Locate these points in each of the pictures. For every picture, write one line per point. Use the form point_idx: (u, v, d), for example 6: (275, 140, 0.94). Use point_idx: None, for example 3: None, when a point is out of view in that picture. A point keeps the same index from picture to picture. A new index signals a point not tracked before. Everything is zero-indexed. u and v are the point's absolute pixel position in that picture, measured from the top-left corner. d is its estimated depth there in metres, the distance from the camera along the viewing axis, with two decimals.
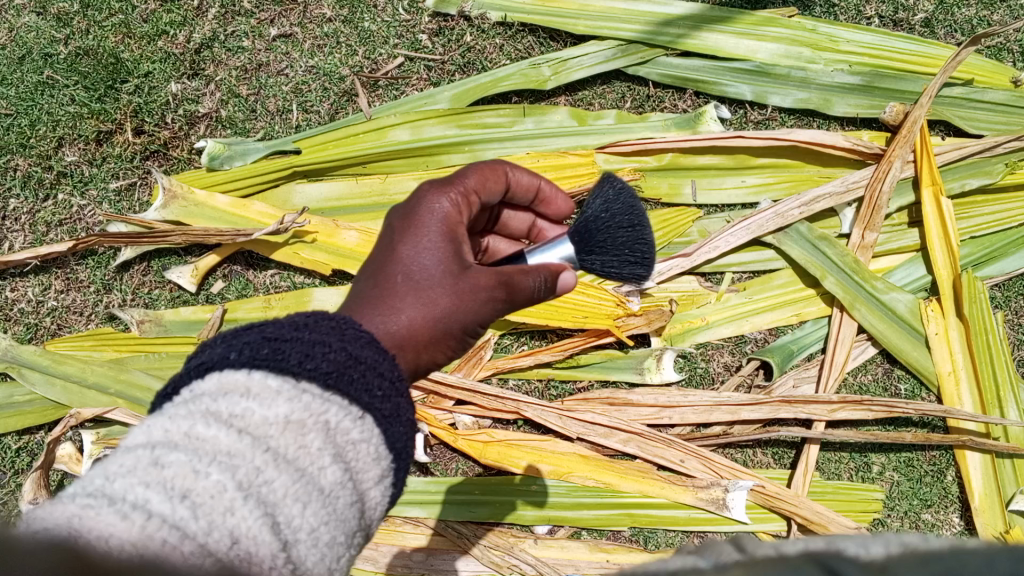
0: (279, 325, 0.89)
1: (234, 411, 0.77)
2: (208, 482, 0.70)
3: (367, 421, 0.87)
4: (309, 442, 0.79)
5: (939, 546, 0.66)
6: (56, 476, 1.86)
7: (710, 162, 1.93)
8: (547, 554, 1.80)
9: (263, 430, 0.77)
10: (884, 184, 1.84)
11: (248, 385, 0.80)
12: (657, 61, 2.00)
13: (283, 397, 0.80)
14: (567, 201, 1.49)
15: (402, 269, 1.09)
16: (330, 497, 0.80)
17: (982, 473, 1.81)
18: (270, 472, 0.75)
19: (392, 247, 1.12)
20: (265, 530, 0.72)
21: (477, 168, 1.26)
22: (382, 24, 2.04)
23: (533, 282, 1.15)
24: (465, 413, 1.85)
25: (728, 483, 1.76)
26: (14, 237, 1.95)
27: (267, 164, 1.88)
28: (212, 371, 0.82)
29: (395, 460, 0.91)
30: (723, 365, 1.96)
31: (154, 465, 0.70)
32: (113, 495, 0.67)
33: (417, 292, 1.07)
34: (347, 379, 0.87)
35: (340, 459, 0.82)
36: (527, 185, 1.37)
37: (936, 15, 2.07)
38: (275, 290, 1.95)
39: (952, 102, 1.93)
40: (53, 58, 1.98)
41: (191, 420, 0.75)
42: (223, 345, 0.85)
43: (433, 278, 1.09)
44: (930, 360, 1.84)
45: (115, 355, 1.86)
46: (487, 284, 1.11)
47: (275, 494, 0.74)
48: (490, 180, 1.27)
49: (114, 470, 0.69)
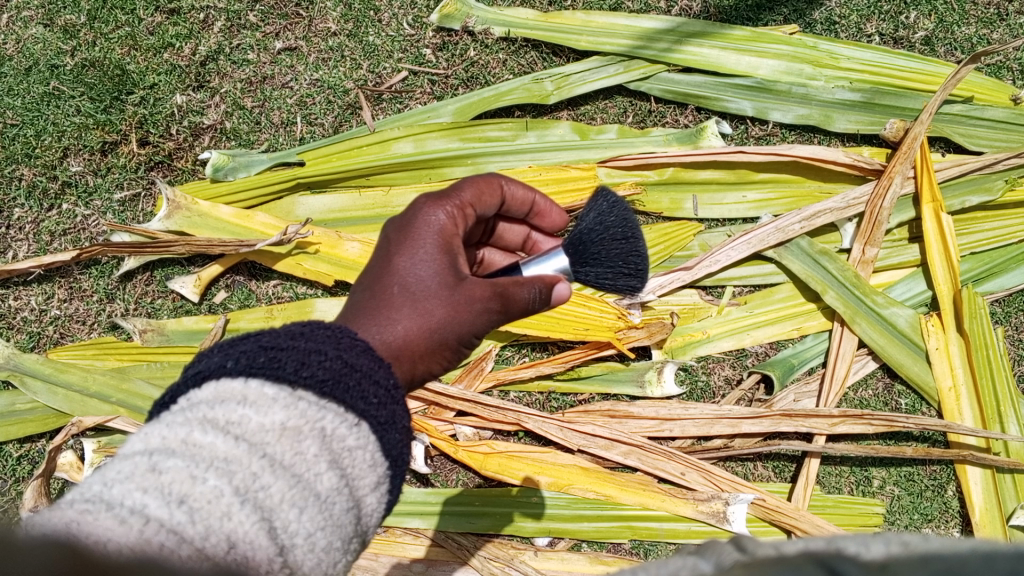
0: (275, 334, 0.89)
1: (231, 417, 0.78)
2: (206, 487, 0.71)
3: (363, 427, 0.87)
4: (305, 448, 0.79)
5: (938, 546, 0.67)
6: (57, 485, 1.86)
7: (711, 177, 1.94)
8: (546, 566, 1.79)
9: (260, 436, 0.77)
10: (885, 200, 1.86)
11: (245, 393, 0.80)
12: (658, 77, 2.01)
13: (279, 404, 0.80)
14: (561, 214, 1.50)
15: (398, 280, 1.10)
16: (326, 502, 0.80)
17: (983, 488, 1.81)
18: (266, 477, 0.75)
19: (388, 259, 1.13)
20: (262, 534, 0.72)
21: (473, 180, 1.27)
22: (387, 39, 2.07)
23: (527, 293, 1.14)
24: (465, 424, 1.85)
25: (728, 496, 1.76)
26: (18, 245, 1.96)
27: (271, 176, 1.90)
28: (210, 380, 0.82)
29: (390, 467, 0.90)
30: (723, 379, 1.96)
31: (151, 471, 0.70)
32: (110, 500, 0.67)
33: (413, 303, 1.08)
34: (342, 386, 0.87)
35: (336, 465, 0.82)
36: (522, 199, 1.38)
37: (936, 33, 2.10)
38: (277, 301, 1.95)
39: (953, 119, 1.95)
40: (60, 69, 2.01)
41: (188, 427, 0.76)
42: (220, 354, 0.85)
43: (429, 290, 1.09)
44: (930, 375, 1.84)
45: (117, 364, 1.86)
46: (482, 295, 1.12)
47: (272, 499, 0.75)
48: (485, 193, 1.28)
49: (112, 476, 0.70)
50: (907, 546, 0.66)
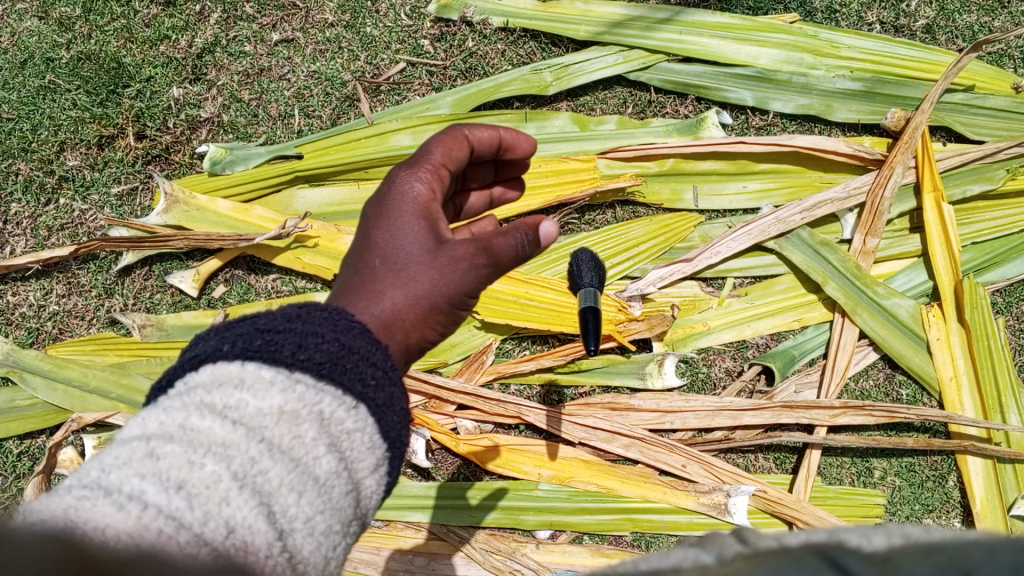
0: (271, 317, 0.89)
1: (229, 401, 0.77)
2: (203, 473, 0.71)
3: (361, 411, 0.86)
4: (303, 432, 0.79)
5: (940, 538, 0.67)
6: (58, 480, 1.86)
7: (712, 168, 1.93)
8: (548, 558, 1.80)
9: (257, 420, 0.77)
10: (886, 190, 1.85)
11: (241, 376, 0.80)
12: (658, 67, 2.00)
13: (276, 388, 0.80)
14: (529, 138, 1.40)
15: (381, 256, 1.10)
16: (325, 487, 0.79)
17: (984, 478, 1.81)
18: (265, 462, 0.75)
19: (371, 238, 1.13)
20: (260, 519, 0.72)
21: (440, 139, 1.24)
22: (384, 30, 2.05)
23: (514, 241, 1.09)
24: (466, 418, 1.85)
25: (729, 488, 1.76)
26: (15, 241, 1.95)
27: (269, 169, 1.88)
28: (207, 363, 0.82)
29: (389, 449, 0.89)
30: (724, 370, 1.96)
31: (149, 457, 0.70)
32: (108, 486, 0.67)
33: (397, 275, 1.08)
34: (340, 368, 0.86)
35: (334, 449, 0.81)
36: (488, 140, 1.31)
37: (937, 21, 2.08)
38: (276, 295, 1.94)
39: (954, 108, 1.94)
40: (55, 62, 1.99)
41: (186, 412, 0.75)
42: (217, 337, 0.85)
43: (412, 258, 1.09)
44: (931, 366, 1.84)
45: (116, 359, 1.86)
46: (467, 254, 1.09)
47: (270, 484, 0.74)
48: (455, 148, 1.24)
49: (110, 461, 0.70)
50: (908, 538, 0.66)
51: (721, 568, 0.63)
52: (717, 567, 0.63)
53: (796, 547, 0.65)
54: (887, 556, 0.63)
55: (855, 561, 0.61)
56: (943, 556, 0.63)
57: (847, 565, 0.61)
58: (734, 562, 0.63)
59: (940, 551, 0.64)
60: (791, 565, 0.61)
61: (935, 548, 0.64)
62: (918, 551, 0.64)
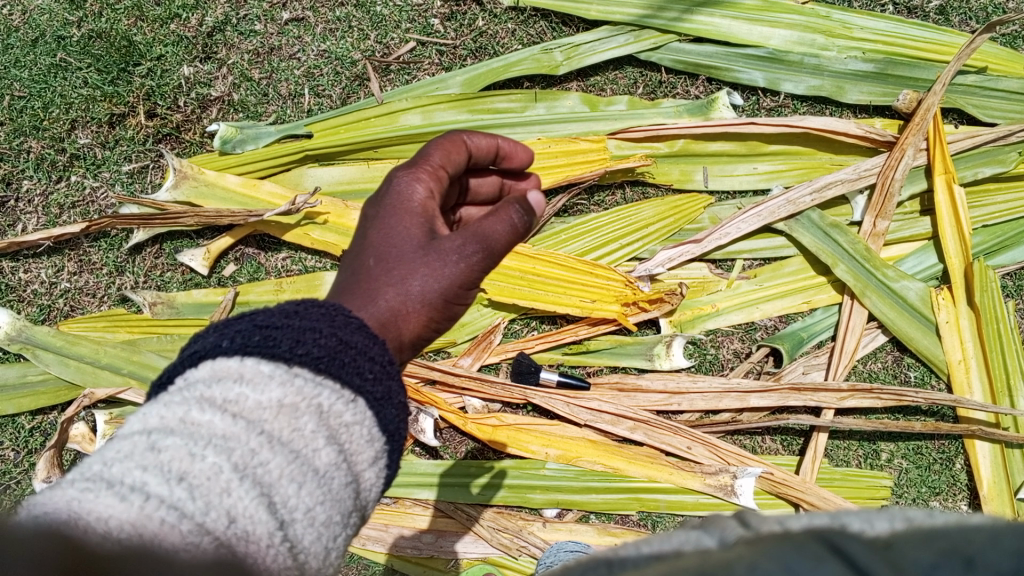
0: (270, 313, 0.89)
1: (228, 396, 0.78)
2: (204, 464, 0.71)
3: (359, 403, 0.86)
4: (302, 424, 0.79)
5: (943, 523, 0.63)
6: (71, 455, 1.88)
7: (722, 149, 1.92)
8: (555, 537, 1.82)
9: (257, 413, 0.77)
10: (897, 171, 1.84)
11: (241, 371, 0.80)
12: (669, 47, 1.98)
13: (275, 381, 0.80)
14: (528, 151, 1.40)
15: (376, 254, 1.11)
16: (325, 477, 0.79)
17: (991, 461, 1.82)
18: (265, 454, 0.75)
19: (367, 237, 1.14)
20: (261, 509, 0.73)
21: (438, 143, 1.24)
22: (394, 9, 2.04)
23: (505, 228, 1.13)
24: (474, 397, 1.85)
25: (736, 469, 1.78)
26: (27, 218, 1.96)
27: (279, 148, 1.88)
28: (206, 360, 0.82)
29: (388, 442, 0.89)
30: (732, 352, 1.96)
31: (150, 450, 0.71)
32: (111, 478, 0.68)
33: (390, 273, 1.08)
34: (338, 362, 0.86)
35: (334, 441, 0.81)
36: (487, 148, 1.31)
37: (951, 3, 2.06)
38: (286, 273, 1.95)
39: (966, 90, 1.92)
40: (66, 40, 1.99)
41: (186, 406, 0.76)
42: (216, 333, 0.85)
43: (405, 255, 1.10)
44: (940, 349, 1.84)
45: (126, 336, 1.87)
46: (455, 247, 1.11)
47: (270, 475, 0.75)
48: (453, 153, 1.24)
49: (112, 456, 0.71)
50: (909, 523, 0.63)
51: (722, 552, 0.62)
52: (718, 551, 0.62)
53: (798, 532, 0.63)
54: (888, 542, 0.60)
55: (855, 546, 0.59)
56: (946, 540, 0.60)
57: (849, 553, 0.58)
58: (736, 545, 0.62)
59: (943, 536, 0.61)
60: (790, 551, 0.59)
61: (937, 534, 0.61)
62: (921, 537, 0.61)
